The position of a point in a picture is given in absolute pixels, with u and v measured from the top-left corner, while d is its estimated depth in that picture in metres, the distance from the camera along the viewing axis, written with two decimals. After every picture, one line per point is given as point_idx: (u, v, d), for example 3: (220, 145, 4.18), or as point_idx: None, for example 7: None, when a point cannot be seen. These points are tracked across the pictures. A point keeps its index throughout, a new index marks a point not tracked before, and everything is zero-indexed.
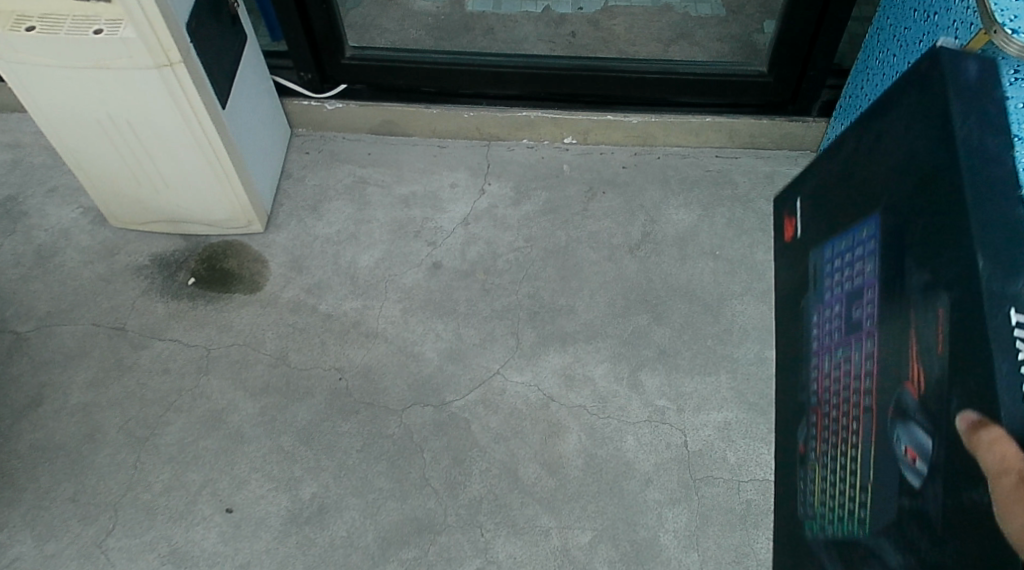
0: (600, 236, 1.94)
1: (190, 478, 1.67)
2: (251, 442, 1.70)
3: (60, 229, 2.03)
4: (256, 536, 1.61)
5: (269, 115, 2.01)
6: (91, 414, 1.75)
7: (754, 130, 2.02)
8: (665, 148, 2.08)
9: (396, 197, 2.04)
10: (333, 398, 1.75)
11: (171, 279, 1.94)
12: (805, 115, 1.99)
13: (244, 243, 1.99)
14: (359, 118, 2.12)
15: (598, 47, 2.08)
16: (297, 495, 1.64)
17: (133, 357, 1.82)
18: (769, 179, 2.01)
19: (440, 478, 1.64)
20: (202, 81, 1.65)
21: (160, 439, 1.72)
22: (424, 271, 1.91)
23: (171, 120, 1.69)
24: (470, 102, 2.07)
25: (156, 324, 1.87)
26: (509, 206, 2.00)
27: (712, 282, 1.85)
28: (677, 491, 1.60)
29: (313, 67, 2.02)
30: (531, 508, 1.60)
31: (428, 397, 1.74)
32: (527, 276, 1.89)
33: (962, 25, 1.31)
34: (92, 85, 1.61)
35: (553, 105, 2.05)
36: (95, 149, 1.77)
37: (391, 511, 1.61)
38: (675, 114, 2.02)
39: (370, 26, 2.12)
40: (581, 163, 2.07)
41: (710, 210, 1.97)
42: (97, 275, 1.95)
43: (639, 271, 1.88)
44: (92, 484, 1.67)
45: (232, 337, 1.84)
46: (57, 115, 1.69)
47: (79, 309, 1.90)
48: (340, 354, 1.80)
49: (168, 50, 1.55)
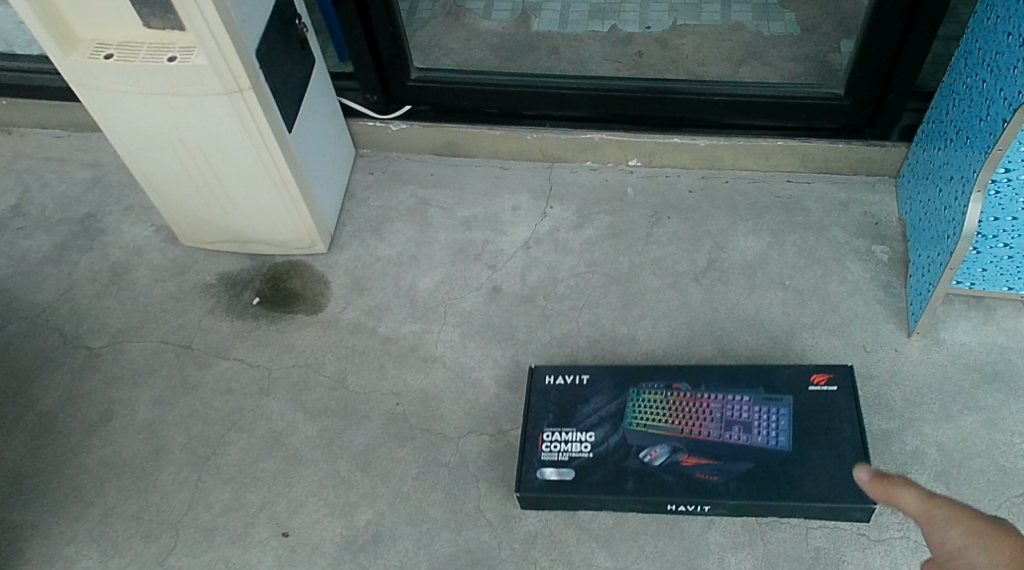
0: (664, 262, 1.88)
1: (249, 500, 1.68)
2: (309, 465, 1.71)
3: (135, 247, 2.09)
4: (311, 561, 1.60)
5: (335, 137, 2.02)
6: (158, 431, 1.78)
7: (828, 155, 1.93)
8: (733, 172, 2.01)
9: (458, 219, 2.02)
10: (390, 423, 1.74)
11: (237, 298, 1.97)
12: (884, 140, 1.89)
13: (308, 264, 2.00)
14: (422, 139, 2.11)
15: (666, 68, 1.99)
16: (352, 521, 1.63)
17: (198, 375, 1.85)
18: (844, 206, 1.92)
19: (495, 509, 1.61)
20: (270, 106, 1.67)
21: (221, 458, 1.74)
22: (483, 295, 1.89)
23: (240, 144, 1.71)
24: (534, 123, 2.04)
25: (220, 343, 1.90)
26: (571, 230, 1.96)
27: (782, 312, 1.77)
28: (741, 534, 1.53)
29: (378, 88, 2.03)
30: (587, 545, 1.55)
31: (485, 425, 1.71)
32: (588, 303, 1.84)
33: None
34: (165, 111, 1.64)
35: (618, 127, 2.00)
36: (166, 170, 1.81)
37: (445, 541, 1.59)
38: (744, 136, 1.94)
39: (435, 47, 2.06)
40: (645, 187, 2.02)
41: (781, 236, 1.89)
42: (167, 293, 1.99)
43: (704, 300, 1.81)
44: (155, 502, 1.69)
45: (293, 358, 1.85)
46: (131, 138, 1.73)
47: (149, 327, 1.94)
48: (398, 378, 1.79)
49: (238, 77, 1.57)
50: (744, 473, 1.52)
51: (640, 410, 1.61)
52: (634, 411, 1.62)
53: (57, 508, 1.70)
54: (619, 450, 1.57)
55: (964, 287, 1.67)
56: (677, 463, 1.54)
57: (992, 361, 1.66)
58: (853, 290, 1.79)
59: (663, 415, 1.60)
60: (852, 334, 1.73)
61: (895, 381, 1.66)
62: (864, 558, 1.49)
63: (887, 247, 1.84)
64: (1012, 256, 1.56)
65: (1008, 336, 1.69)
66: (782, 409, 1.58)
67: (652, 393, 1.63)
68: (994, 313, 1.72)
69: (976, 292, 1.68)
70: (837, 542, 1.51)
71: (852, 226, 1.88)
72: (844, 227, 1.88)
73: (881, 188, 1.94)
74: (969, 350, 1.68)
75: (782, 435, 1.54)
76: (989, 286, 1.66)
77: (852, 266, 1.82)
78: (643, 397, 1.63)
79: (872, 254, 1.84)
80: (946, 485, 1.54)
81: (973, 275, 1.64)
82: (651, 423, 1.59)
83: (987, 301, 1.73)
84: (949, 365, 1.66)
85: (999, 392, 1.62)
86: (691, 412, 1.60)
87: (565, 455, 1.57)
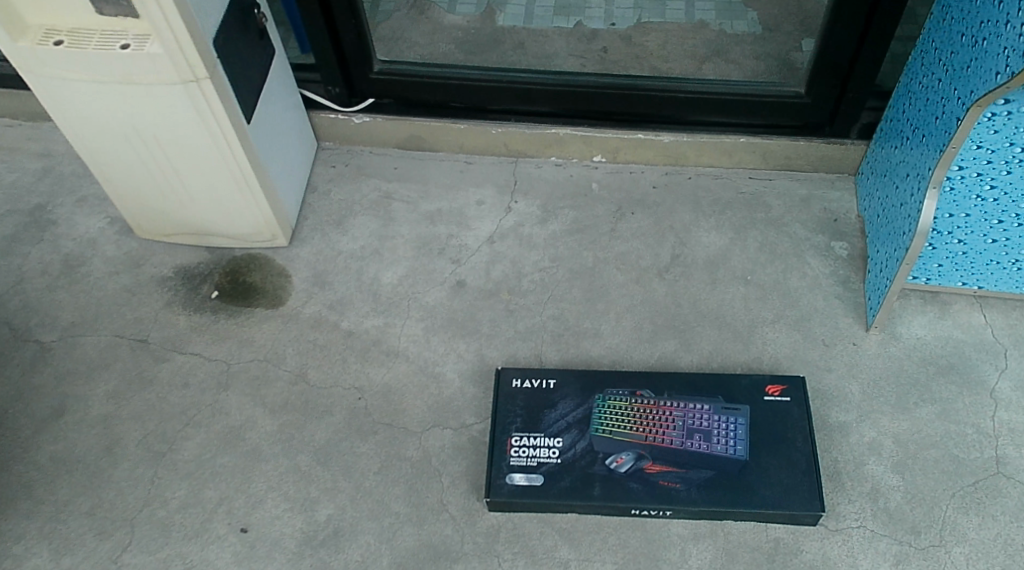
0: (628, 257, 1.90)
1: (207, 496, 1.65)
2: (269, 460, 1.68)
3: (88, 239, 2.03)
4: (270, 557, 1.58)
5: (297, 129, 1.99)
6: (112, 427, 1.74)
7: (789, 152, 1.96)
8: (697, 169, 2.04)
9: (422, 213, 2.01)
10: (352, 417, 1.72)
11: (195, 291, 1.93)
12: (843, 138, 1.92)
13: (268, 257, 1.97)
14: (386, 133, 2.10)
15: (630, 64, 2.00)
16: (313, 517, 1.61)
17: (154, 370, 1.81)
18: (804, 203, 1.95)
19: (458, 503, 1.61)
20: (228, 95, 1.64)
21: (178, 454, 1.70)
22: (447, 289, 1.88)
23: (197, 134, 1.68)
24: (499, 118, 2.04)
25: (178, 337, 1.86)
26: (535, 225, 1.96)
27: (743, 308, 1.80)
28: (702, 526, 1.55)
29: (341, 81, 2.01)
30: (550, 538, 1.55)
31: (448, 419, 1.70)
32: (552, 298, 1.85)
33: (1013, 52, 1.25)
34: (119, 100, 1.60)
35: (583, 122, 2.02)
36: (121, 161, 1.77)
37: (407, 536, 1.58)
38: (708, 133, 1.97)
39: (398, 40, 2.04)
40: (611, 182, 2.03)
41: (743, 233, 1.91)
42: (122, 286, 1.95)
43: (667, 295, 1.83)
44: (109, 499, 1.65)
45: (253, 352, 1.82)
46: (84, 127, 1.69)
47: (103, 321, 1.89)
48: (360, 373, 1.78)
49: (195, 66, 1.54)
50: (706, 481, 1.53)
51: (606, 416, 1.61)
52: (600, 417, 1.62)
53: (4, 506, 1.65)
54: (586, 456, 1.57)
55: (919, 281, 1.72)
56: (642, 470, 1.55)
57: (946, 355, 1.70)
58: (813, 285, 1.82)
59: (628, 422, 1.60)
60: (811, 328, 1.75)
61: (853, 375, 1.69)
62: (823, 548, 1.51)
63: (846, 243, 1.87)
64: (966, 251, 1.61)
65: (961, 330, 1.73)
66: (741, 419, 1.59)
67: (618, 400, 1.63)
68: (949, 308, 1.76)
69: (931, 286, 1.73)
70: (796, 533, 1.53)
71: (812, 223, 1.92)
72: (804, 223, 1.91)
73: (841, 186, 1.97)
74: (924, 344, 1.72)
75: (741, 445, 1.56)
76: (944, 280, 1.71)
77: (812, 262, 1.85)
78: (608, 403, 1.63)
79: (831, 250, 1.87)
80: (901, 475, 1.57)
81: (928, 270, 1.69)
82: (616, 429, 1.59)
83: (942, 296, 1.78)
84: (905, 359, 1.70)
85: (952, 384, 1.66)
86: (654, 419, 1.60)
87: (533, 460, 1.57)
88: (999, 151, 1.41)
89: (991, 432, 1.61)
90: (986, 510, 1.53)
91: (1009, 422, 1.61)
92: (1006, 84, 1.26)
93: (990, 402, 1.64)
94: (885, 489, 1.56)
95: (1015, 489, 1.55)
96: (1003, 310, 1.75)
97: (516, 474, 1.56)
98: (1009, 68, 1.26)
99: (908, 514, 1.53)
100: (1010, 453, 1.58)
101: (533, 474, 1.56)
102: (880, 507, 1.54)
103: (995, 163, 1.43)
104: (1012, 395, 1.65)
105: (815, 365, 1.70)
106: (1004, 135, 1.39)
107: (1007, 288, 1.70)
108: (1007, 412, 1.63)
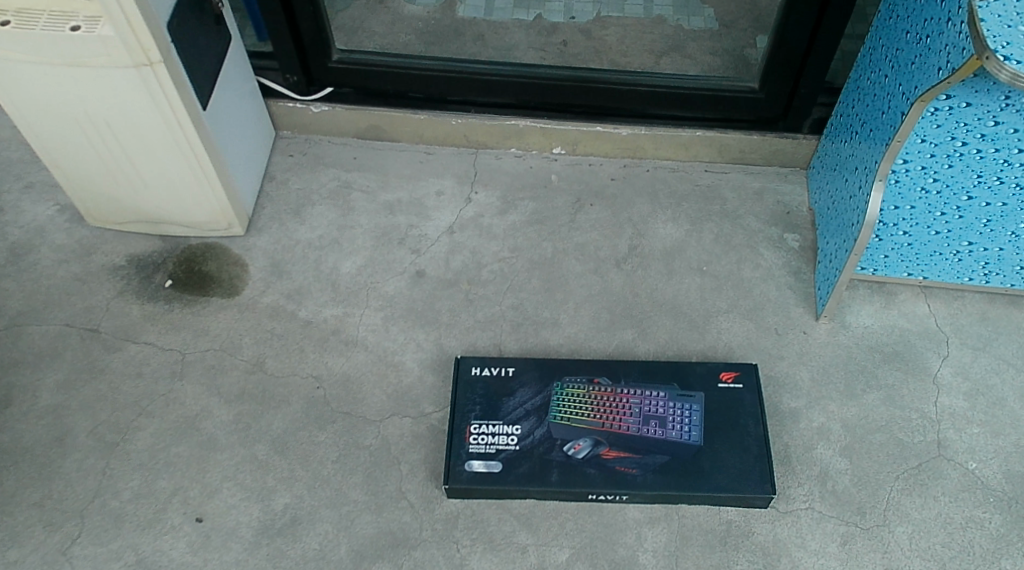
0: (586, 248, 1.92)
1: (160, 486, 1.63)
2: (225, 450, 1.66)
3: (36, 227, 1.99)
4: (226, 546, 1.56)
5: (253, 117, 1.97)
6: (61, 418, 1.70)
7: (744, 146, 2.01)
8: (655, 161, 2.07)
9: (381, 203, 2.01)
10: (310, 406, 1.71)
11: (148, 280, 1.90)
12: (796, 132, 1.98)
13: (224, 246, 1.95)
14: (344, 122, 2.09)
15: (589, 57, 2.03)
16: (269, 505, 1.60)
17: (106, 359, 1.78)
18: (758, 196, 2.00)
19: (416, 491, 1.61)
20: (182, 80, 1.62)
21: (130, 444, 1.67)
22: (407, 279, 1.88)
23: (151, 120, 1.65)
24: (458, 109, 2.05)
25: (130, 326, 1.83)
26: (495, 215, 1.98)
27: (698, 298, 1.83)
28: (657, 510, 1.58)
29: (299, 69, 2.00)
30: (508, 524, 1.57)
31: (407, 408, 1.70)
32: (511, 288, 1.86)
33: (954, 49, 1.30)
34: (69, 83, 1.57)
35: (542, 114, 2.04)
36: (71, 147, 1.73)
37: (365, 524, 1.58)
38: (665, 126, 2.00)
39: (358, 30, 2.04)
40: (570, 174, 2.06)
41: (698, 225, 1.95)
42: (72, 275, 1.91)
43: (624, 285, 1.86)
44: (58, 490, 1.62)
45: (209, 341, 1.80)
46: (32, 110, 1.65)
47: (52, 310, 1.85)
48: (318, 362, 1.77)
49: (148, 50, 1.52)
50: (661, 466, 1.56)
51: (565, 404, 1.64)
52: (558, 404, 1.64)
53: None
54: (544, 443, 1.59)
55: (867, 272, 1.77)
56: (598, 456, 1.57)
57: (892, 343, 1.76)
58: (766, 276, 1.86)
59: (585, 409, 1.63)
60: (764, 318, 1.80)
61: (803, 362, 1.73)
62: (773, 530, 1.55)
63: (798, 236, 1.92)
64: (910, 242, 1.67)
65: (906, 319, 1.79)
66: (696, 405, 1.62)
67: (576, 388, 1.66)
68: (895, 298, 1.82)
69: (879, 277, 1.78)
70: (748, 515, 1.57)
71: (766, 215, 1.96)
72: (757, 216, 1.96)
73: (793, 179, 2.02)
74: (872, 332, 1.77)
75: (695, 430, 1.59)
76: (890, 271, 1.77)
77: (765, 253, 1.90)
78: (566, 391, 1.65)
79: (784, 242, 1.92)
80: (849, 459, 1.62)
81: (875, 261, 1.74)
82: (574, 417, 1.62)
83: (888, 286, 1.83)
84: (853, 347, 1.75)
85: (898, 371, 1.72)
86: (611, 406, 1.63)
87: (492, 447, 1.58)
88: (941, 145, 1.47)
89: (934, 416, 1.67)
90: (928, 491, 1.59)
91: (951, 407, 1.68)
92: (947, 80, 1.31)
93: (934, 388, 1.70)
94: (833, 472, 1.61)
95: (956, 471, 1.61)
96: (946, 300, 1.82)
97: (474, 460, 1.57)
98: (950, 64, 1.30)
99: (854, 496, 1.58)
100: (951, 436, 1.64)
101: (491, 461, 1.57)
102: (828, 490, 1.59)
103: (938, 157, 1.49)
104: (954, 381, 1.71)
105: (767, 354, 1.75)
106: (946, 129, 1.44)
107: (950, 279, 1.77)
108: (950, 397, 1.69)
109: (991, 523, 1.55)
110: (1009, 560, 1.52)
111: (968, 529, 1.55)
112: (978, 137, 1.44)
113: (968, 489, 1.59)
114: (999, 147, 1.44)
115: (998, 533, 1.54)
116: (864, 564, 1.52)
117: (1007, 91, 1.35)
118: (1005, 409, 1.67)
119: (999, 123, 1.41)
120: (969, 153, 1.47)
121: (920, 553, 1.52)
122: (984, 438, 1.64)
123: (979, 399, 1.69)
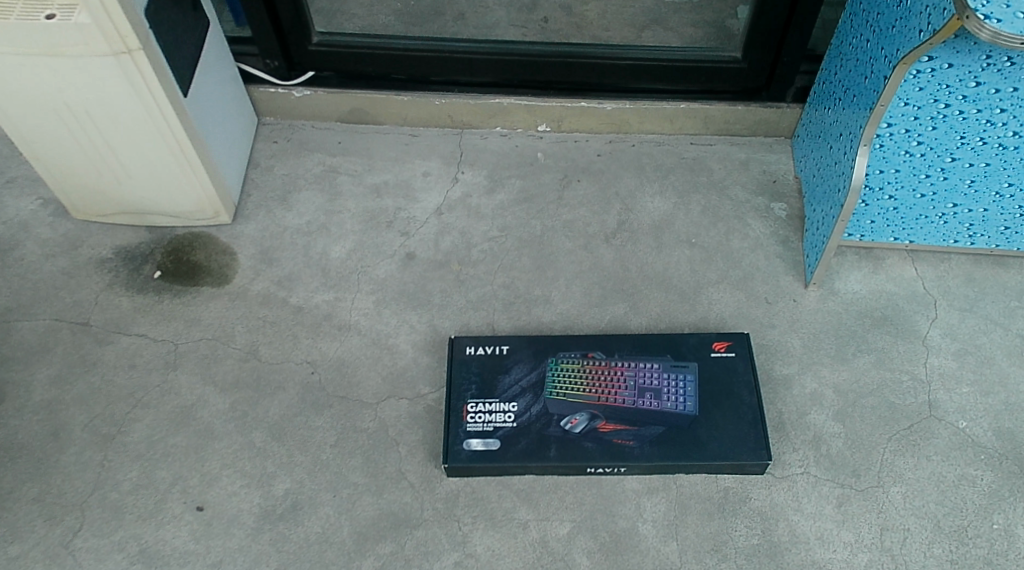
0: (575, 224, 1.93)
1: (159, 476, 1.63)
2: (222, 438, 1.67)
3: (20, 222, 1.96)
4: (229, 533, 1.57)
5: (235, 103, 1.95)
6: (56, 412, 1.70)
7: (729, 117, 2.02)
8: (640, 135, 2.07)
9: (367, 186, 2.00)
10: (305, 392, 1.71)
11: (136, 272, 1.89)
12: (780, 101, 1.99)
13: (211, 235, 1.94)
14: (327, 106, 2.08)
15: (571, 33, 2.01)
16: (270, 491, 1.61)
17: (98, 352, 1.77)
18: (744, 166, 2.01)
19: (416, 471, 1.62)
20: (161, 67, 1.60)
21: (127, 436, 1.67)
22: (397, 262, 1.88)
23: (131, 108, 1.64)
24: (441, 89, 2.04)
25: (121, 318, 1.81)
26: (482, 196, 1.98)
27: (689, 270, 1.85)
28: (655, 480, 1.60)
29: (280, 54, 1.98)
30: (508, 501, 1.58)
31: (403, 389, 1.71)
32: (502, 267, 1.87)
33: (935, 10, 1.30)
34: (47, 74, 1.55)
35: (526, 92, 2.03)
36: (51, 138, 1.71)
37: (366, 505, 1.59)
38: (649, 99, 2.01)
39: (337, 12, 2.02)
40: (556, 151, 2.06)
41: (686, 197, 1.96)
42: (59, 269, 1.89)
43: (615, 260, 1.87)
44: (57, 484, 1.62)
45: (201, 331, 1.80)
46: (10, 104, 1.62)
47: (41, 305, 1.83)
48: (312, 348, 1.77)
49: (125, 38, 1.51)
50: (657, 437, 1.58)
51: (560, 379, 1.65)
52: (554, 380, 1.65)
53: None
54: (541, 419, 1.60)
55: (854, 238, 1.79)
56: (595, 430, 1.59)
57: (881, 307, 1.78)
58: (754, 245, 1.88)
59: (580, 384, 1.64)
60: (754, 287, 1.82)
61: (794, 330, 1.75)
62: (769, 495, 1.58)
63: (785, 204, 1.94)
64: (896, 206, 1.69)
65: (894, 283, 1.82)
66: (690, 375, 1.64)
67: (570, 362, 1.67)
68: (883, 263, 1.84)
69: (866, 242, 1.80)
70: (744, 481, 1.59)
71: (752, 185, 1.97)
72: (744, 186, 1.97)
73: (778, 148, 2.03)
74: (860, 298, 1.79)
75: (690, 400, 1.61)
76: (876, 236, 1.78)
77: (753, 223, 1.91)
78: (561, 366, 1.67)
79: (771, 211, 1.93)
80: (842, 422, 1.65)
81: (862, 226, 1.76)
82: (569, 392, 1.63)
83: (875, 251, 1.86)
84: (844, 313, 1.77)
85: (887, 334, 1.75)
86: (606, 380, 1.64)
87: (489, 425, 1.59)
88: (924, 108, 1.48)
89: (924, 377, 1.69)
90: (920, 451, 1.61)
91: (940, 368, 1.70)
92: (928, 42, 1.32)
93: (923, 349, 1.73)
94: (827, 437, 1.63)
95: (947, 430, 1.64)
96: (933, 263, 1.84)
97: (471, 441, 1.58)
98: (930, 26, 1.31)
99: (848, 459, 1.61)
100: (941, 396, 1.67)
101: (489, 440, 1.58)
102: (822, 454, 1.62)
103: (921, 120, 1.50)
104: (943, 342, 1.74)
105: (758, 322, 1.77)
106: (928, 92, 1.45)
107: (936, 242, 1.79)
108: (939, 358, 1.72)
109: (982, 480, 1.58)
110: (1001, 514, 1.55)
111: (960, 486, 1.58)
112: (960, 99, 1.45)
113: (959, 447, 1.62)
114: (981, 108, 1.46)
115: (990, 489, 1.58)
116: (859, 525, 1.55)
117: (988, 52, 1.37)
118: (994, 367, 1.70)
119: (981, 84, 1.42)
120: (952, 115, 1.48)
121: (914, 511, 1.55)
122: (972, 397, 1.67)
123: (967, 358, 1.71)
